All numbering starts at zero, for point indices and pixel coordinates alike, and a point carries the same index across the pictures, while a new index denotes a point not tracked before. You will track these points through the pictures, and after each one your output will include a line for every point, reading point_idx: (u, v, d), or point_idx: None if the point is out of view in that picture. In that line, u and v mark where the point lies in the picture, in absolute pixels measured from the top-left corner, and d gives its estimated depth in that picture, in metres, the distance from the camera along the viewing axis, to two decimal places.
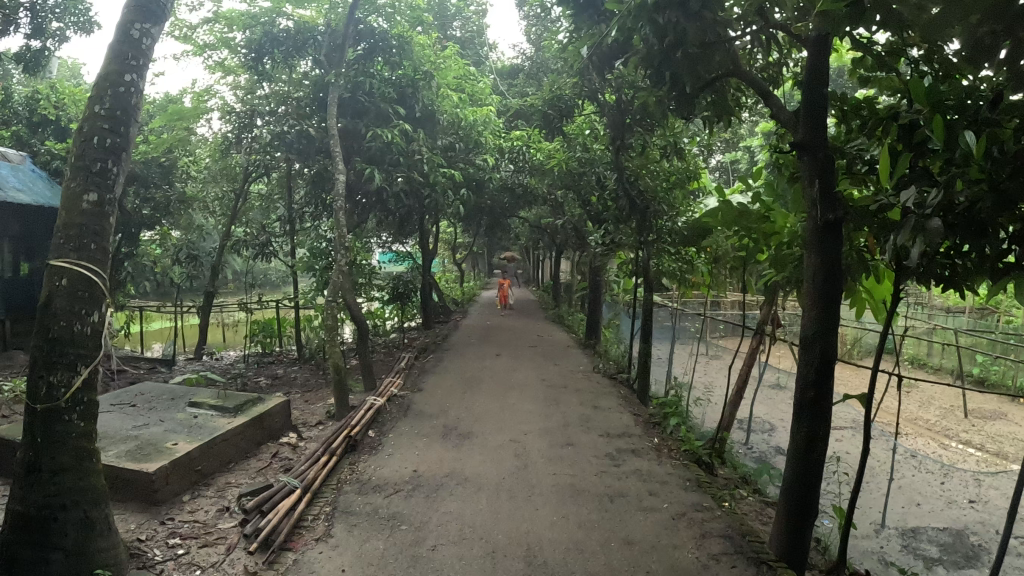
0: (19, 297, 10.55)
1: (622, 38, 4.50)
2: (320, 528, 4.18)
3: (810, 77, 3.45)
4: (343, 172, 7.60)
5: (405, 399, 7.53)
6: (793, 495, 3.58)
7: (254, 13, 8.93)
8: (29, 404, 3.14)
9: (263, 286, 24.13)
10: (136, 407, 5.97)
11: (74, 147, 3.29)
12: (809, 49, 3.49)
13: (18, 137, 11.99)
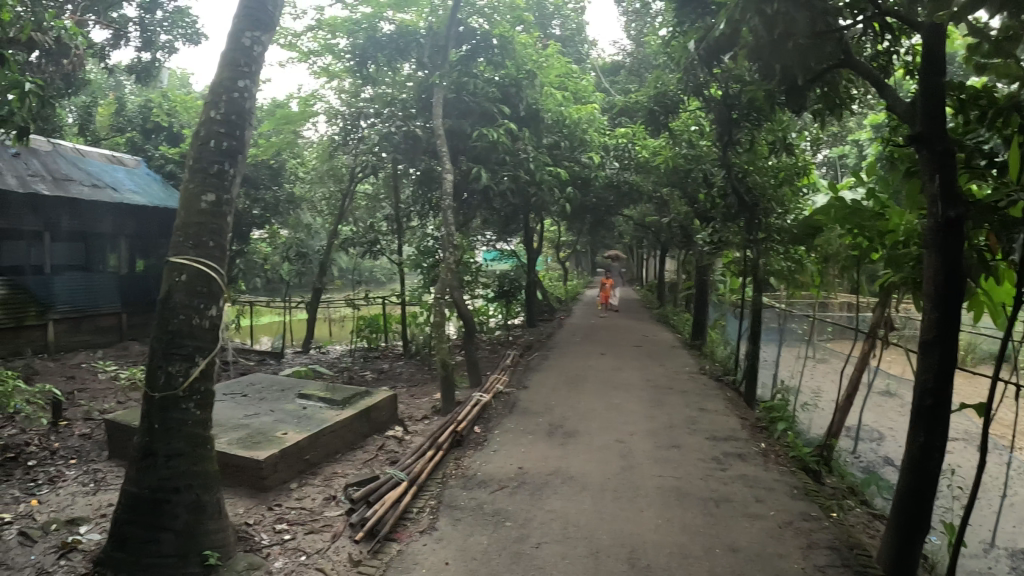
0: (137, 292, 11.26)
1: (729, 30, 4.35)
2: (424, 521, 4.26)
3: (926, 66, 3.24)
4: (450, 171, 7.73)
5: (510, 396, 7.59)
6: (904, 510, 3.39)
7: (356, 19, 9.18)
8: (148, 391, 3.34)
9: (370, 283, 24.85)
10: (247, 397, 6.25)
11: (191, 150, 3.46)
12: (925, 37, 3.28)
13: (133, 142, 12.91)
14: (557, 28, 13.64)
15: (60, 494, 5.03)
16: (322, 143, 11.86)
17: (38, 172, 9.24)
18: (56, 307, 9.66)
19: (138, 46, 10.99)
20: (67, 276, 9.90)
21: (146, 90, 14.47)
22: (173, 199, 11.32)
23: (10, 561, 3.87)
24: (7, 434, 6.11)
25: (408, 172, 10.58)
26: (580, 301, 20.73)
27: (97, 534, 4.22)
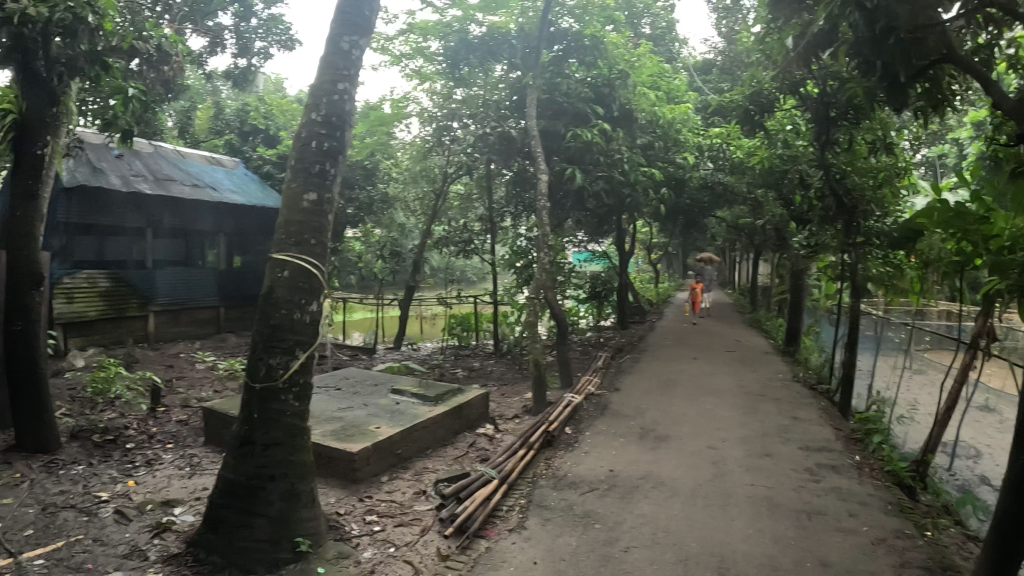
0: (235, 288, 11.67)
1: (828, 25, 4.28)
2: (513, 519, 4.28)
3: None
4: (544, 170, 7.75)
5: (602, 398, 7.54)
6: (999, 531, 3.15)
7: (447, 21, 9.42)
8: (249, 382, 3.48)
9: (463, 282, 25.14)
10: (342, 391, 6.44)
11: (294, 151, 3.58)
12: None
13: (232, 145, 13.53)
14: (649, 28, 13.46)
15: (157, 476, 5.28)
16: (415, 144, 12.04)
17: (141, 173, 9.78)
18: (157, 300, 10.16)
19: (235, 53, 11.45)
20: (168, 270, 10.38)
21: (243, 95, 15.05)
22: (269, 198, 11.75)
23: (109, 537, 4.09)
24: (109, 418, 6.46)
25: (501, 172, 10.67)
26: (672, 304, 20.37)
27: (190, 515, 4.41)
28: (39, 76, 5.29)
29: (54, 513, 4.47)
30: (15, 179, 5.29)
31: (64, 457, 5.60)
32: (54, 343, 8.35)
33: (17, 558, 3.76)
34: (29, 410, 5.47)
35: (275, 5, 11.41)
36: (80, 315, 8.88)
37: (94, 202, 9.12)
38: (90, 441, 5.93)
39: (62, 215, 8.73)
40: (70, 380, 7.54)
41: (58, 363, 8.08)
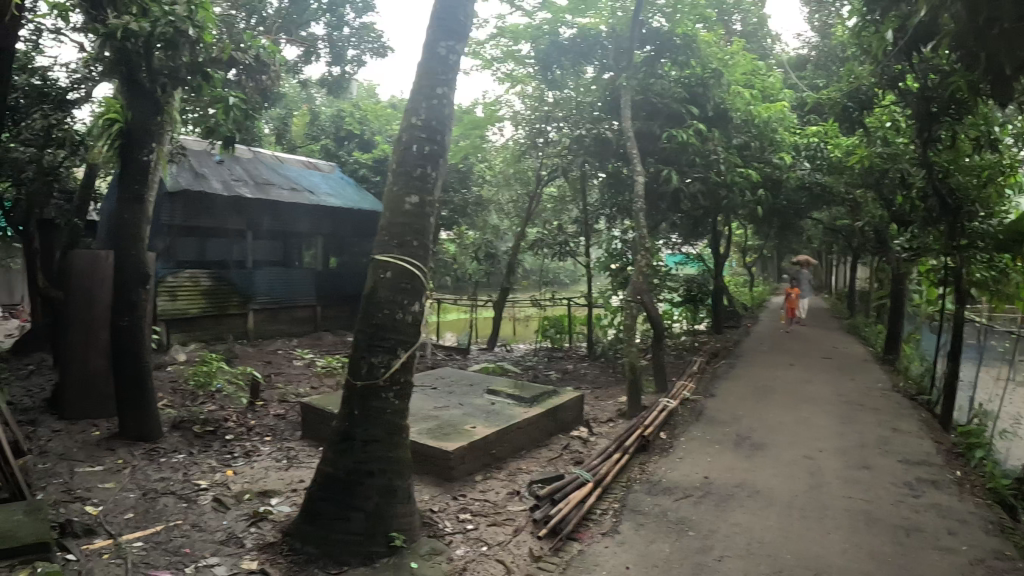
0: (332, 288, 12.02)
1: (929, 16, 4.15)
2: (607, 523, 4.28)
3: None
4: (640, 172, 7.72)
5: (697, 404, 7.43)
6: None
7: (538, 24, 9.55)
8: (351, 380, 3.59)
9: (557, 285, 25.16)
10: (438, 390, 6.57)
11: (396, 155, 3.69)
12: None
13: (328, 149, 14.00)
14: (739, 26, 13.11)
15: (255, 467, 5.51)
16: (509, 147, 12.17)
17: (242, 178, 10.24)
18: (256, 298, 10.59)
19: (329, 61, 11.89)
20: (268, 270, 10.79)
21: (337, 101, 15.51)
22: (365, 200, 12.06)
23: (207, 524, 4.28)
24: (210, 411, 6.79)
25: (593, 175, 10.67)
26: (766, 308, 19.76)
27: (286, 506, 4.58)
28: (145, 87, 5.59)
29: (154, 498, 4.73)
30: (124, 184, 5.72)
31: (166, 446, 5.90)
32: (158, 338, 8.83)
33: (117, 540, 4.00)
34: (134, 400, 5.82)
35: (365, 14, 11.76)
36: (182, 311, 9.36)
37: (197, 206, 9.59)
38: (190, 432, 6.24)
39: (166, 219, 9.21)
40: (172, 373, 7.97)
41: (162, 357, 8.54)
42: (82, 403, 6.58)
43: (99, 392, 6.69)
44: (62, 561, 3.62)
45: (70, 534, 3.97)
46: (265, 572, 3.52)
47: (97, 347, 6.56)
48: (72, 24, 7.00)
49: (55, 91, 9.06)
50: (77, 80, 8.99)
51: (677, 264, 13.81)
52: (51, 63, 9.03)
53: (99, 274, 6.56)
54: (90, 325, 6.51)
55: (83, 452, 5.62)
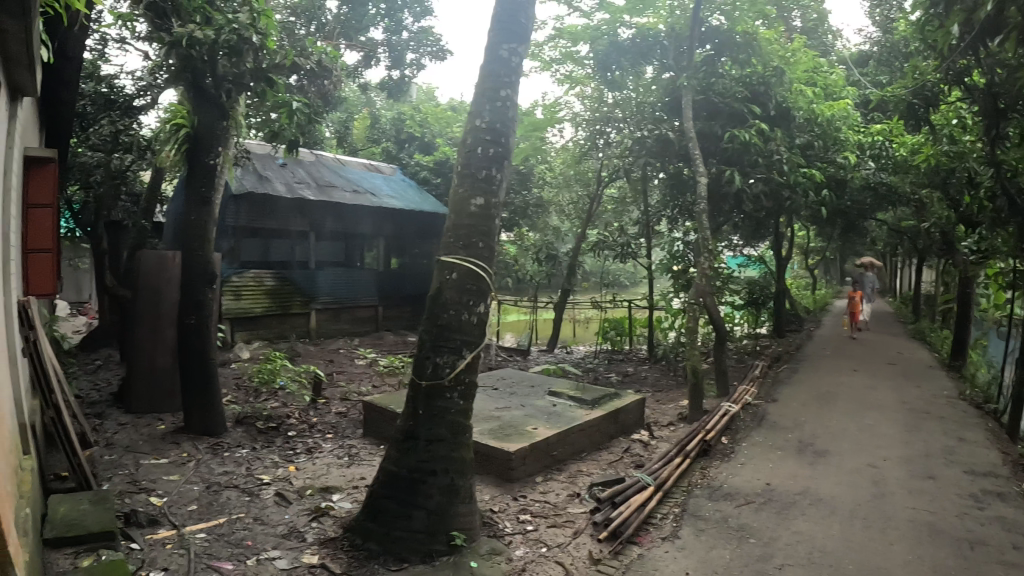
0: (393, 289, 12.18)
1: (995, 8, 3.97)
2: (667, 528, 4.26)
3: None
4: (703, 173, 7.64)
5: (758, 409, 7.30)
6: None
7: (597, 25, 9.58)
8: (417, 379, 3.65)
9: (618, 287, 25.02)
10: (500, 391, 6.63)
11: (461, 158, 3.74)
12: None
13: (389, 152, 14.27)
14: (799, 22, 12.81)
15: (318, 463, 5.63)
16: (570, 148, 12.17)
17: (305, 180, 10.50)
18: (319, 298, 10.82)
19: (390, 65, 12.06)
20: (331, 270, 11.01)
21: (398, 104, 15.82)
22: (426, 202, 12.21)
23: (269, 517, 4.40)
24: (273, 407, 6.98)
25: (653, 177, 10.61)
26: (830, 311, 19.19)
27: (347, 503, 4.67)
28: (210, 93, 5.77)
29: (218, 492, 4.88)
30: (192, 186, 5.93)
31: (229, 441, 6.07)
32: (223, 336, 9.11)
33: (180, 530, 4.14)
34: (199, 396, 6.02)
35: (424, 17, 11.87)
36: (247, 311, 9.64)
37: (262, 208, 9.84)
38: (254, 427, 6.41)
39: (231, 221, 9.48)
40: (237, 370, 8.21)
41: (226, 355, 8.81)
42: (148, 398, 6.79)
43: (165, 388, 6.85)
44: (127, 550, 3.76)
45: (135, 524, 4.14)
46: (327, 566, 3.60)
47: (164, 343, 6.81)
48: (138, 32, 7.27)
49: (122, 98, 9.49)
50: (143, 88, 9.33)
51: (741, 266, 13.47)
52: (117, 71, 9.38)
53: (165, 273, 6.93)
54: (158, 322, 6.81)
55: (149, 445, 5.82)
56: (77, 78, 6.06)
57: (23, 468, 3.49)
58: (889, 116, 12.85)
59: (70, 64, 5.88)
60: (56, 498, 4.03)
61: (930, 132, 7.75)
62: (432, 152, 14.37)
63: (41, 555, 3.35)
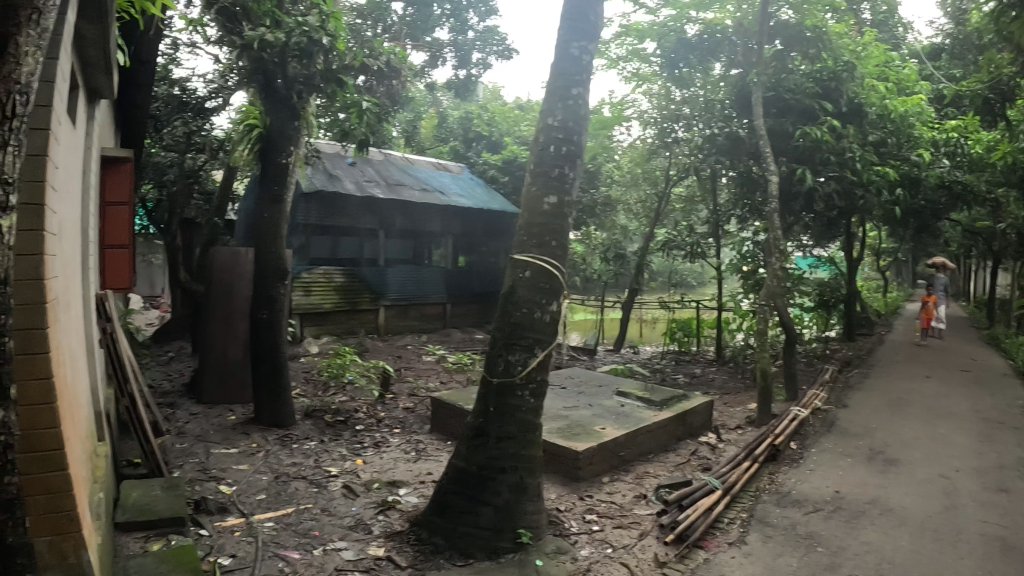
0: (462, 287, 12.28)
1: None
2: (734, 533, 4.18)
3: None
4: (774, 171, 7.46)
5: (829, 414, 7.10)
6: None
7: (664, 21, 9.51)
8: (488, 376, 3.69)
9: (685, 288, 24.64)
10: (569, 390, 6.61)
11: (533, 156, 3.75)
12: None
13: (457, 151, 14.47)
14: (869, 15, 12.40)
15: (385, 457, 5.72)
16: (637, 147, 12.09)
17: (374, 179, 10.69)
18: (388, 295, 10.99)
19: (456, 65, 12.19)
20: (399, 267, 11.19)
21: (465, 104, 16.00)
22: (495, 201, 12.26)
23: (336, 509, 4.49)
24: (342, 401, 7.13)
25: (722, 175, 10.44)
26: (902, 315, 18.50)
27: (413, 497, 4.73)
28: (281, 94, 5.90)
29: (287, 482, 5.01)
30: (265, 185, 6.11)
31: (298, 433, 6.22)
32: (293, 331, 9.35)
33: (248, 518, 4.26)
34: (271, 388, 6.20)
35: (490, 17, 11.93)
36: (317, 306, 9.87)
37: (331, 206, 10.04)
38: (323, 421, 6.56)
39: (302, 218, 9.70)
40: (307, 364, 8.41)
41: (296, 349, 9.05)
42: (220, 390, 6.98)
43: (236, 379, 7.04)
44: (196, 536, 3.89)
45: (205, 511, 4.29)
46: (393, 559, 3.66)
47: (236, 337, 7.04)
48: (207, 36, 7.49)
49: (195, 100, 9.76)
50: (215, 89, 9.63)
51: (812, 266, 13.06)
52: (189, 74, 9.72)
53: (238, 269, 7.18)
54: (231, 316, 7.04)
55: (219, 435, 6.02)
56: (150, 81, 6.28)
57: (97, 454, 3.66)
58: (964, 112, 12.33)
59: (145, 67, 6.14)
60: (130, 484, 4.22)
61: (1007, 128, 7.43)
62: (500, 151, 14.46)
63: (112, 538, 3.47)
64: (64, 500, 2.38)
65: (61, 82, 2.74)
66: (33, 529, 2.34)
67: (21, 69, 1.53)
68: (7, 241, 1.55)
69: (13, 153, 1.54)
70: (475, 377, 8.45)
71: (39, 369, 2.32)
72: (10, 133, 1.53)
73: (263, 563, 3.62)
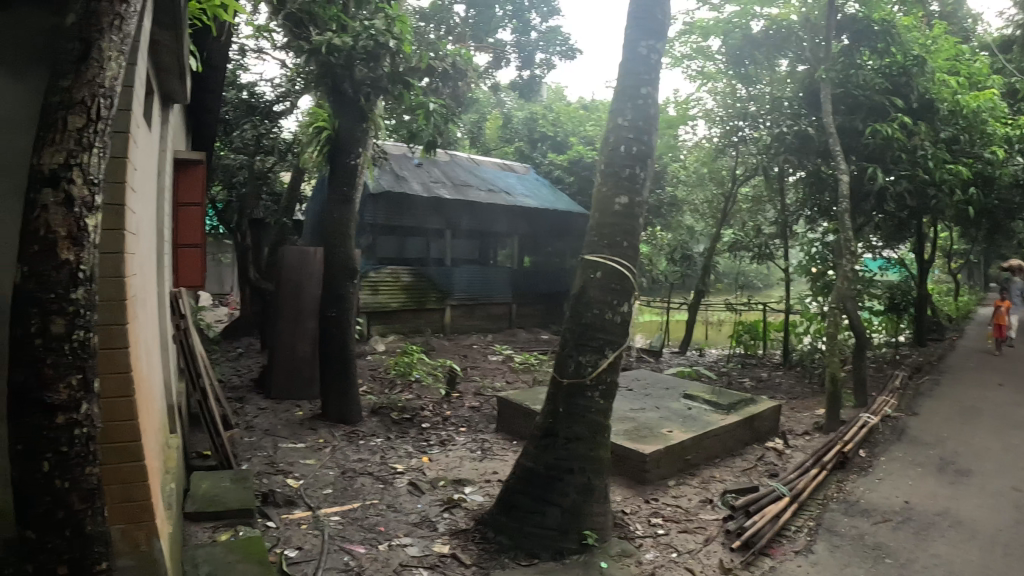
0: (528, 287, 12.31)
1: None
2: (801, 541, 4.07)
3: None
4: (845, 170, 7.23)
5: (899, 422, 6.85)
6: None
7: (728, 18, 9.39)
8: (558, 377, 3.69)
9: (752, 291, 24.09)
10: (636, 392, 6.56)
11: (604, 156, 3.74)
12: None
13: (522, 152, 14.56)
14: (937, 6, 11.93)
15: (450, 455, 5.77)
16: (703, 146, 11.91)
17: (440, 180, 10.80)
18: (454, 294, 11.09)
19: (520, 65, 12.23)
20: (465, 267, 11.28)
21: (529, 104, 16.05)
22: (562, 201, 12.25)
23: (401, 505, 4.55)
24: (408, 399, 7.23)
25: (790, 175, 10.18)
26: (974, 319, 17.70)
27: (479, 496, 4.77)
28: (349, 97, 6.01)
29: (354, 478, 5.10)
30: (335, 185, 6.26)
31: (365, 429, 6.33)
32: (360, 329, 9.55)
33: (314, 512, 4.36)
34: (339, 384, 6.34)
35: (552, 17, 11.92)
36: (384, 305, 10.04)
37: (399, 206, 10.20)
38: (388, 418, 6.66)
39: (370, 218, 9.88)
40: (374, 362, 8.57)
41: (363, 347, 9.22)
42: (288, 385, 7.16)
43: (304, 376, 7.21)
44: (263, 527, 4.00)
45: (273, 503, 4.39)
46: (457, 557, 3.68)
47: (305, 334, 7.23)
48: (276, 41, 7.70)
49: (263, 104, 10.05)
50: (283, 93, 9.89)
51: (880, 270, 12.06)
52: (257, 79, 10.02)
53: (307, 268, 7.36)
54: (299, 314, 7.23)
55: (287, 429, 6.18)
56: (220, 86, 6.48)
57: (170, 446, 3.80)
58: None
59: (215, 73, 6.31)
60: (200, 475, 4.36)
61: None
62: (564, 151, 14.49)
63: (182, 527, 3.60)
64: (139, 489, 2.48)
65: (139, 89, 2.86)
66: (110, 516, 2.45)
67: (105, 73, 1.55)
68: (95, 240, 1.54)
69: (98, 153, 1.55)
70: (541, 378, 8.46)
71: (118, 364, 2.43)
72: (95, 135, 1.53)
73: (329, 556, 3.69)
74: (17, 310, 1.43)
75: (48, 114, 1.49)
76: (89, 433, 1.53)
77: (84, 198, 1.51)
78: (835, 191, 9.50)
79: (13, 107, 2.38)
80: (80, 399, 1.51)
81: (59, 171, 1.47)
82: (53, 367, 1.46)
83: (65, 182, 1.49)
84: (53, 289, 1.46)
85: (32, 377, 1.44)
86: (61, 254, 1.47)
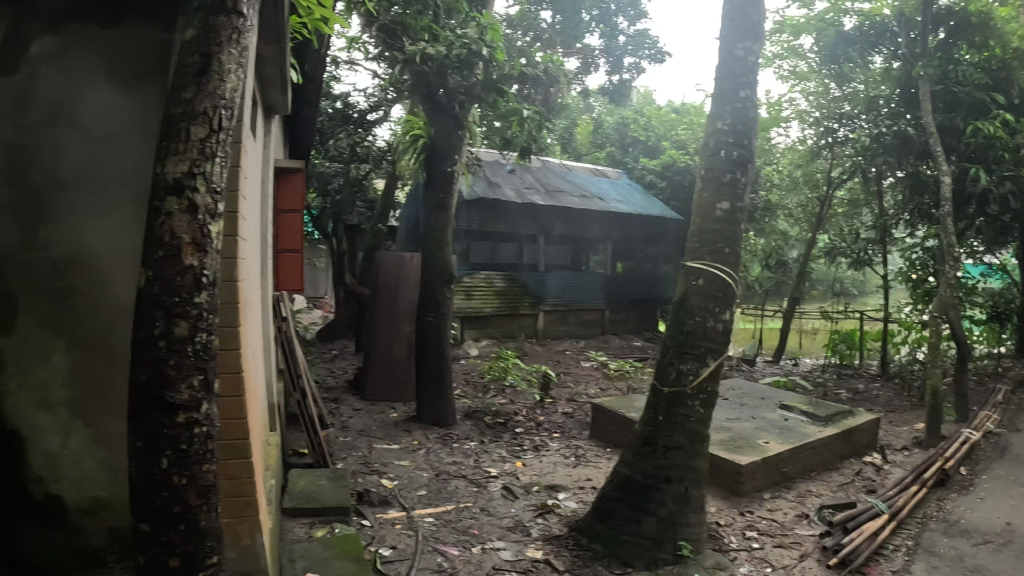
0: (621, 292, 12.19)
1: None
2: (900, 561, 3.87)
3: None
4: (948, 172, 6.78)
5: (1003, 439, 6.40)
6: None
7: (819, 14, 9.09)
8: (658, 385, 3.63)
9: (850, 298, 23.01)
10: (733, 401, 6.39)
11: (704, 161, 3.67)
12: None
13: (614, 156, 14.50)
14: None
15: (544, 461, 5.78)
16: (797, 148, 11.52)
17: (534, 186, 10.86)
18: (548, 299, 11.13)
19: (609, 70, 12.12)
20: (559, 273, 11.29)
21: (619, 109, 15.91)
22: (657, 207, 12.09)
23: (495, 509, 4.60)
24: (502, 403, 7.30)
25: (886, 177, 9.72)
26: None
27: (572, 502, 4.75)
28: (444, 105, 6.12)
29: (447, 480, 5.19)
30: (431, 193, 6.39)
31: (458, 432, 6.42)
32: (455, 333, 9.71)
33: (409, 513, 4.45)
34: (434, 387, 6.47)
35: (639, 20, 11.68)
36: (478, 310, 10.18)
37: (493, 213, 10.31)
38: (483, 422, 6.74)
39: (465, 225, 10.03)
40: (467, 366, 8.69)
41: (458, 351, 9.36)
42: (384, 388, 7.34)
43: (399, 379, 7.38)
44: (358, 526, 4.11)
45: (368, 502, 4.51)
46: (550, 562, 3.68)
47: (401, 338, 7.41)
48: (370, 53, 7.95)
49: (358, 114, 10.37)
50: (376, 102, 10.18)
51: (982, 276, 11.30)
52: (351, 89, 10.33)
53: (404, 273, 7.55)
54: (396, 318, 7.43)
55: (381, 431, 6.34)
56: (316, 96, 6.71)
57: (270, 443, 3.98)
58: None
59: (313, 85, 6.56)
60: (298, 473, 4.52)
61: None
62: (656, 155, 14.33)
63: (282, 522, 3.72)
64: (245, 485, 2.60)
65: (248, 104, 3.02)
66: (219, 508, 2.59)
67: (225, 86, 1.63)
68: (217, 246, 1.62)
69: (220, 162, 1.63)
70: (635, 386, 8.38)
71: (231, 364, 2.55)
72: (216, 145, 1.61)
73: (422, 557, 3.76)
74: (145, 311, 1.53)
75: (173, 126, 1.58)
76: (207, 431, 1.61)
77: (207, 206, 1.59)
78: (936, 194, 9.00)
79: (133, 118, 2.55)
80: (201, 399, 1.59)
81: (183, 180, 1.56)
82: (177, 367, 1.55)
83: (189, 191, 1.57)
84: (178, 293, 1.55)
85: (155, 376, 1.53)
86: (187, 258, 1.55)
